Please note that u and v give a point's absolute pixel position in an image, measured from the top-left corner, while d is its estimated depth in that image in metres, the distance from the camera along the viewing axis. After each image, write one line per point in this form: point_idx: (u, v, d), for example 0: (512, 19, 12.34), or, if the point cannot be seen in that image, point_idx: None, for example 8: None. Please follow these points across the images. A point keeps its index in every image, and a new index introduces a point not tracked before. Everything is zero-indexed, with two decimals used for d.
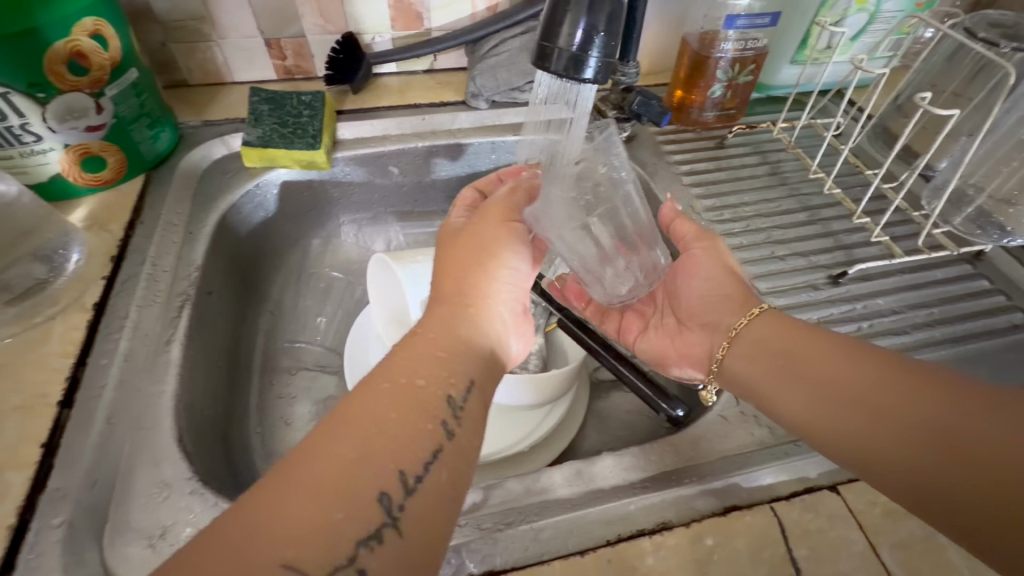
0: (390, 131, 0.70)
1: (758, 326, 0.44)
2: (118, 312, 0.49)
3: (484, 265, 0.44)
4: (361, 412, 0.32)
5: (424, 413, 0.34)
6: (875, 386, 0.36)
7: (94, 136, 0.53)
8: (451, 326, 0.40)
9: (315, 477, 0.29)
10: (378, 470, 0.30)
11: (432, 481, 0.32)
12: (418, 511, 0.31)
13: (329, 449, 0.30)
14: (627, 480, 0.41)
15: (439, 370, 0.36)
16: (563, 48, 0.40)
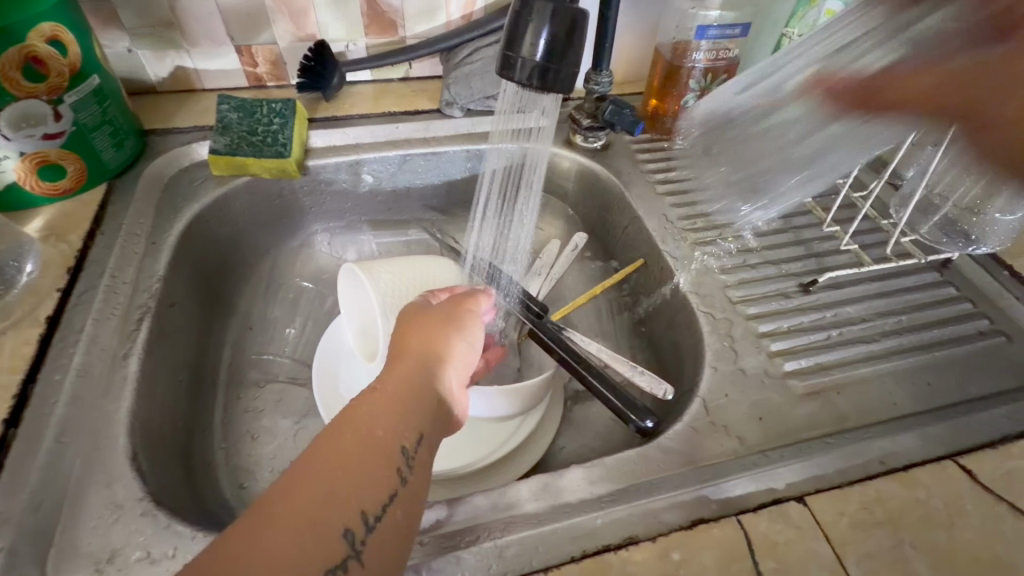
0: (363, 140, 0.69)
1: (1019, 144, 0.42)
2: (74, 327, 0.47)
3: (446, 329, 0.44)
4: (321, 458, 0.32)
5: (381, 460, 0.33)
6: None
7: (51, 144, 0.52)
8: (414, 379, 0.39)
9: (277, 526, 0.29)
10: (338, 514, 0.30)
11: (391, 525, 0.32)
12: (380, 545, 0.31)
13: (292, 496, 0.30)
14: (594, 494, 0.40)
15: (396, 421, 0.35)
16: (527, 58, 0.39)
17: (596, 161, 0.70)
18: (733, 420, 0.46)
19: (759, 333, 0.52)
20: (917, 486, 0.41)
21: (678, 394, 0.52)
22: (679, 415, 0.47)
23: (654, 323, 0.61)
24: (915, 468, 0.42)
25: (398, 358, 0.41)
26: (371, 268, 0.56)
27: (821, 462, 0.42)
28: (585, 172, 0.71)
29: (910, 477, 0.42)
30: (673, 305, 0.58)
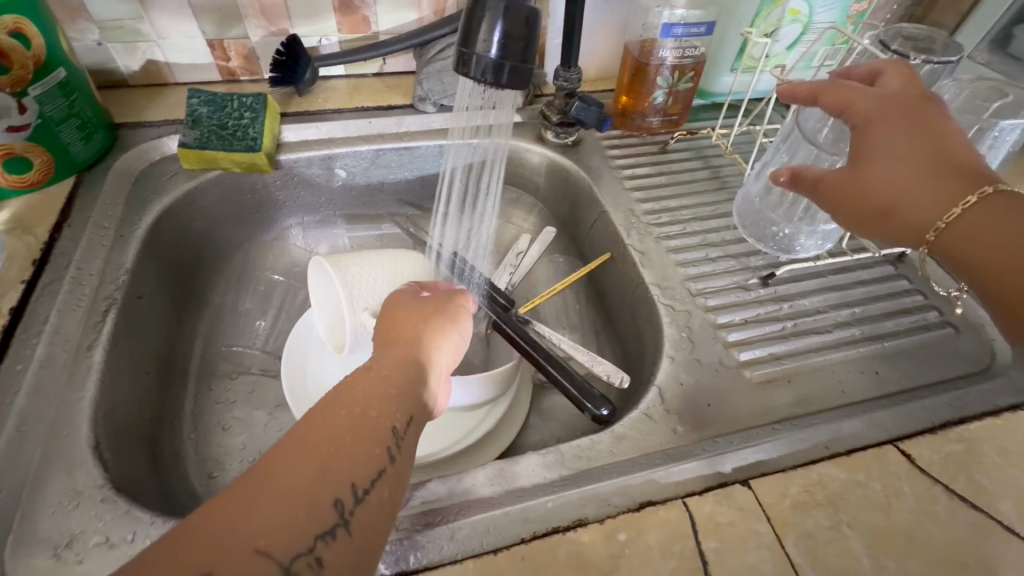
0: (335, 135, 0.70)
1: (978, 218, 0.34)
2: (39, 318, 0.48)
3: (434, 322, 0.45)
4: (315, 430, 0.33)
5: (372, 437, 0.34)
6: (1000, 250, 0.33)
7: (16, 136, 0.52)
8: (405, 365, 0.40)
9: (272, 490, 0.30)
10: (330, 484, 0.31)
11: (377, 500, 0.33)
12: (367, 517, 0.32)
13: (287, 462, 0.31)
14: (548, 478, 0.41)
15: (388, 402, 0.36)
16: (481, 55, 0.40)
17: (567, 156, 0.71)
18: (686, 408, 0.47)
19: (717, 324, 0.54)
20: (858, 469, 0.43)
21: (638, 383, 0.53)
22: (635, 403, 0.49)
23: (619, 316, 0.62)
24: (857, 452, 0.44)
25: (389, 346, 0.42)
26: (344, 260, 0.58)
27: (767, 448, 0.44)
28: (555, 167, 0.72)
29: (851, 461, 0.43)
30: (637, 298, 0.59)
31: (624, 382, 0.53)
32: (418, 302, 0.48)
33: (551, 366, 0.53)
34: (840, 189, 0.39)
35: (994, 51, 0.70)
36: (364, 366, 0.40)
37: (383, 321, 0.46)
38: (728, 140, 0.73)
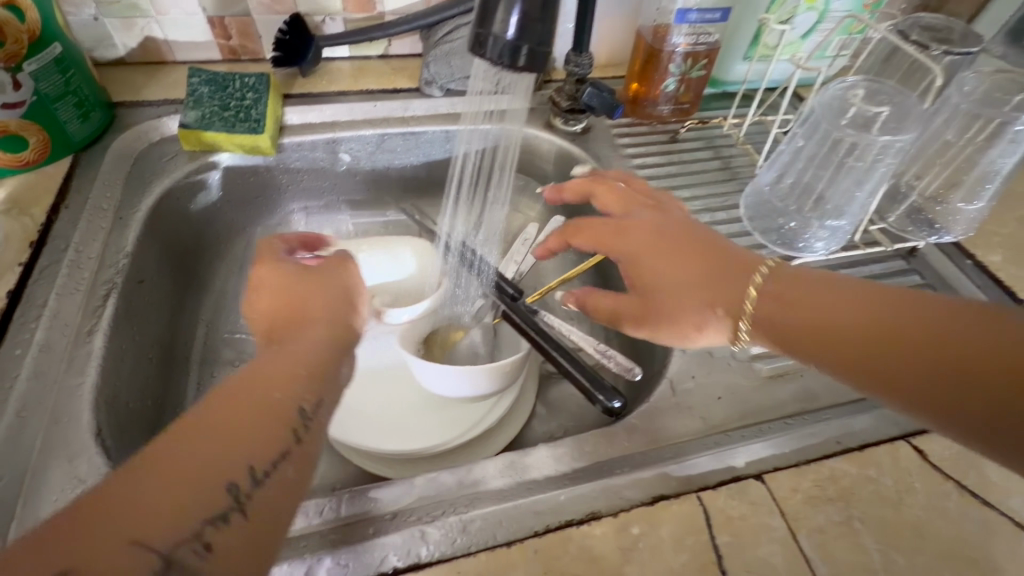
0: (340, 118, 0.68)
1: (769, 307, 0.37)
2: (37, 302, 0.47)
3: (337, 296, 0.41)
4: (215, 410, 0.30)
5: (273, 418, 0.32)
6: (838, 333, 0.33)
7: (11, 114, 0.50)
8: (312, 343, 0.37)
9: (163, 475, 0.27)
10: (221, 469, 0.29)
11: (279, 482, 0.31)
12: (269, 499, 0.30)
13: (180, 447, 0.28)
14: (559, 471, 0.41)
15: (293, 382, 0.33)
16: (498, 35, 0.39)
17: (576, 144, 0.70)
18: (698, 402, 0.47)
19: None
20: (870, 464, 0.43)
21: (649, 374, 0.53)
22: (646, 396, 0.48)
23: None
24: (869, 447, 0.44)
25: (294, 322, 0.38)
26: (362, 248, 0.60)
27: (779, 442, 0.44)
28: (564, 155, 0.71)
29: (863, 456, 0.43)
30: None
31: (638, 374, 0.52)
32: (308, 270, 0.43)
33: (560, 355, 0.52)
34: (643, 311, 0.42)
35: (1011, 44, 0.69)
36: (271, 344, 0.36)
37: (258, 293, 0.42)
38: (740, 131, 0.73)
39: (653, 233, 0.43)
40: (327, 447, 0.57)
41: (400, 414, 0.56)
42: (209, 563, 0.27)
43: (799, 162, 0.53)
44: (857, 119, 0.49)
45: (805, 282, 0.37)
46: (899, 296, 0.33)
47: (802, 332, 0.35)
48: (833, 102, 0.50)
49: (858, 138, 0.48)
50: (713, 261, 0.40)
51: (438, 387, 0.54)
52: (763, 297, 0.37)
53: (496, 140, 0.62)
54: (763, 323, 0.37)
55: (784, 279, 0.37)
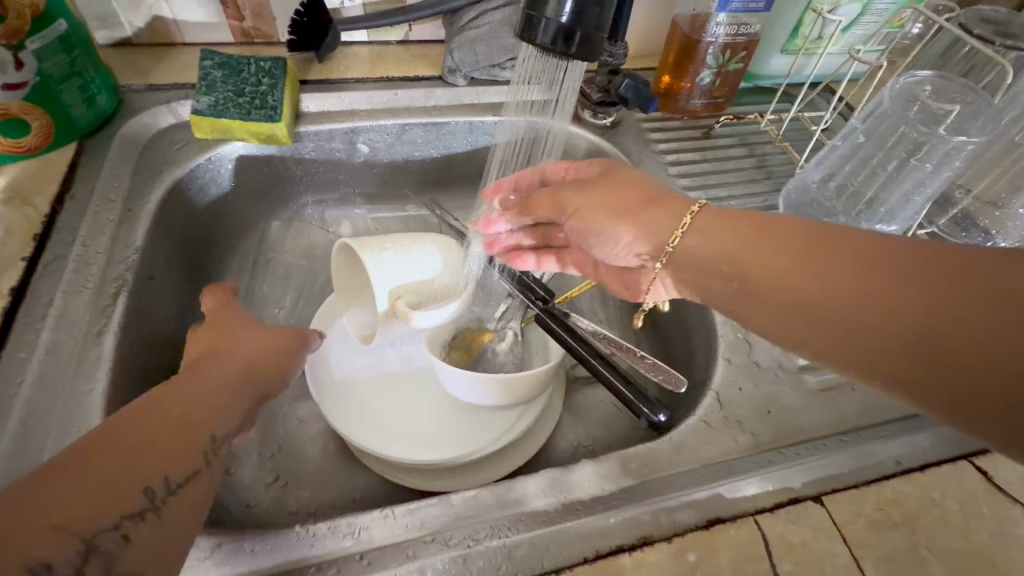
0: (359, 106, 0.65)
1: (694, 244, 0.40)
2: (41, 299, 0.43)
3: (261, 335, 0.45)
4: (143, 418, 0.33)
5: (192, 432, 0.34)
6: (755, 272, 0.37)
7: (13, 96, 0.46)
8: (231, 377, 0.40)
9: (83, 476, 0.29)
10: (144, 470, 0.31)
11: (191, 493, 0.33)
12: (181, 505, 0.32)
13: (104, 446, 0.30)
14: (605, 490, 0.38)
15: (212, 408, 0.37)
16: (551, 19, 0.36)
17: (605, 138, 0.67)
18: (748, 415, 0.44)
19: None
20: (933, 486, 0.40)
21: (691, 385, 0.50)
22: (690, 409, 0.46)
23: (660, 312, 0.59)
24: (931, 468, 0.41)
25: (208, 359, 0.41)
26: (382, 245, 0.51)
27: (836, 461, 0.41)
28: (593, 151, 0.67)
29: (926, 478, 0.41)
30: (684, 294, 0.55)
31: (684, 387, 0.46)
32: (231, 316, 0.46)
33: (614, 377, 0.48)
34: (589, 218, 0.44)
35: None
36: (182, 375, 0.39)
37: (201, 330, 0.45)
38: (778, 128, 0.70)
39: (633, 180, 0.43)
40: (347, 455, 0.54)
41: (424, 421, 0.53)
42: (126, 555, 0.29)
43: (852, 161, 0.51)
44: (922, 113, 0.47)
45: (734, 219, 0.39)
46: (860, 249, 0.33)
47: (720, 268, 0.39)
48: (901, 95, 0.48)
49: (926, 135, 0.46)
50: (652, 198, 0.42)
51: (463, 394, 0.51)
52: (691, 231, 0.40)
53: (534, 132, 0.59)
54: (687, 258, 0.41)
55: (714, 217, 0.40)
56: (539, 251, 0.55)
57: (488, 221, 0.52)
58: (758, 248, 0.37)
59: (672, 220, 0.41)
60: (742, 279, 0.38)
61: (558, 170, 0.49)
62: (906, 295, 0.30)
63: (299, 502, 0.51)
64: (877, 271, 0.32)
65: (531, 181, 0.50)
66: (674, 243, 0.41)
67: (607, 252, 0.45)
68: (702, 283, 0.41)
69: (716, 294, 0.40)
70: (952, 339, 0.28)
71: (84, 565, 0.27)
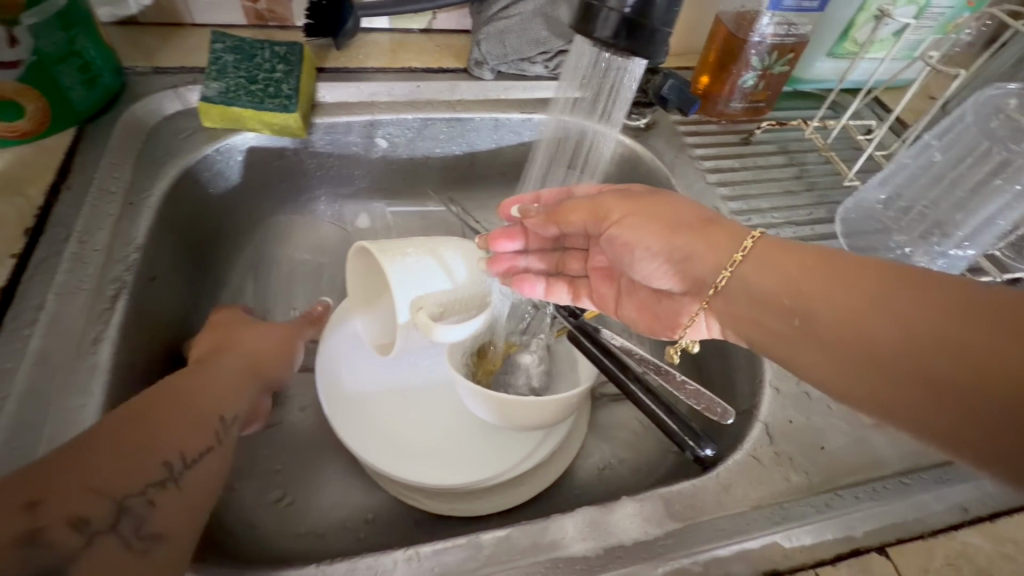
0: (379, 98, 0.60)
1: (750, 275, 0.36)
2: (31, 302, 0.39)
3: (260, 333, 0.48)
4: (160, 400, 0.35)
5: (204, 414, 0.36)
6: (817, 309, 0.32)
7: (6, 75, 0.42)
8: (235, 371, 0.42)
9: (114, 444, 0.30)
10: (164, 444, 0.32)
11: (204, 472, 0.34)
12: (198, 478, 0.33)
13: (127, 422, 0.32)
14: (650, 534, 0.35)
15: (219, 398, 0.38)
16: (613, 9, 0.32)
17: (637, 141, 0.63)
18: (799, 452, 0.40)
19: None
20: (1003, 539, 0.37)
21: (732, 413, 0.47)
22: (736, 441, 0.42)
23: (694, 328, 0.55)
24: (1002, 518, 0.38)
25: (215, 353, 0.43)
26: (403, 251, 0.47)
27: (900, 508, 0.38)
28: (625, 154, 0.63)
29: (997, 529, 0.37)
30: None
31: (731, 420, 0.42)
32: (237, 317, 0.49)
33: (652, 402, 0.44)
34: (632, 228, 0.40)
35: None
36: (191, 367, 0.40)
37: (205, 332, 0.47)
38: (822, 137, 0.66)
39: (684, 203, 0.40)
40: (357, 473, 0.50)
41: (442, 440, 0.49)
42: (154, 517, 0.30)
43: (923, 181, 0.48)
44: (1007, 126, 0.44)
45: (795, 251, 0.35)
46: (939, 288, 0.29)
47: (777, 304, 0.34)
48: (985, 107, 0.46)
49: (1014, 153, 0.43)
50: (706, 219, 0.39)
51: (484, 413, 0.47)
52: (748, 258, 0.36)
53: (582, 134, 0.54)
54: (738, 287, 0.37)
55: (774, 248, 0.36)
56: (552, 278, 0.51)
57: (498, 236, 0.49)
58: (822, 282, 0.33)
59: (721, 251, 0.37)
60: (802, 317, 0.33)
61: (585, 189, 0.49)
62: (1006, 347, 0.26)
63: (306, 524, 0.47)
64: (968, 317, 0.27)
65: (558, 196, 0.50)
66: (729, 269, 0.37)
67: (647, 267, 0.41)
68: (752, 319, 0.37)
69: (764, 330, 0.36)
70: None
71: (117, 523, 0.29)
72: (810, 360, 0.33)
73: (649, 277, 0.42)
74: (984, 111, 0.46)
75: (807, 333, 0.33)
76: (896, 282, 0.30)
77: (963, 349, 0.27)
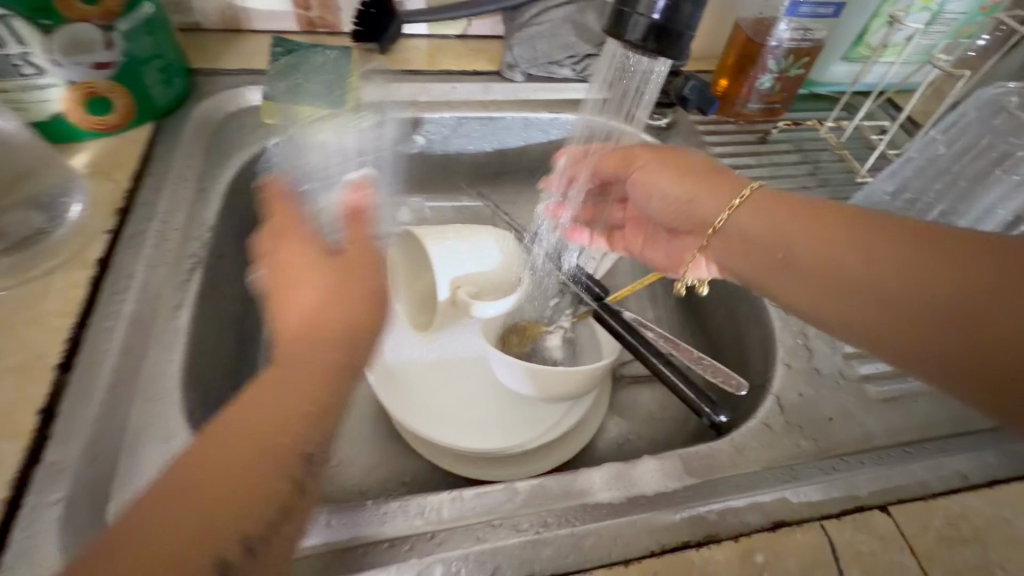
0: (418, 98, 0.65)
1: (744, 218, 0.41)
2: (124, 271, 0.44)
3: (324, 298, 0.34)
4: (211, 461, 0.27)
5: (274, 467, 0.28)
6: (798, 247, 0.38)
7: (101, 74, 0.48)
8: (315, 364, 0.32)
9: (146, 534, 0.25)
10: (215, 533, 0.26)
11: (274, 548, 0.28)
12: (270, 559, 0.28)
13: (170, 510, 0.26)
14: (670, 486, 0.39)
15: (292, 425, 0.30)
16: (643, 15, 0.36)
17: (659, 139, 0.67)
18: (809, 421, 0.44)
19: None
20: (1000, 503, 0.40)
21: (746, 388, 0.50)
22: (750, 411, 0.45)
23: (711, 313, 0.59)
24: (999, 485, 0.41)
25: (307, 327, 0.33)
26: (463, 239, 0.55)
27: (902, 472, 0.41)
28: None
29: (993, 494, 0.40)
30: (740, 297, 0.54)
31: (745, 390, 0.46)
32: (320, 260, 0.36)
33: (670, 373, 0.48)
34: (658, 175, 0.46)
35: None
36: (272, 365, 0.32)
37: (274, 271, 0.36)
38: (836, 137, 0.69)
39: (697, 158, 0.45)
40: (398, 438, 0.55)
41: (475, 410, 0.54)
42: None
43: (922, 173, 0.51)
44: (1008, 124, 0.47)
45: (785, 198, 0.40)
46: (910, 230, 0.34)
47: (765, 243, 0.40)
48: (988, 106, 0.48)
49: (1014, 146, 0.46)
50: (715, 170, 0.44)
51: (515, 383, 0.51)
52: (742, 205, 0.41)
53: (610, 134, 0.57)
54: (733, 229, 0.42)
55: (767, 196, 0.41)
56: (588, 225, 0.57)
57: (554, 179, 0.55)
58: (806, 224, 0.38)
59: (721, 199, 0.43)
60: (786, 254, 0.39)
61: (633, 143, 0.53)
62: (945, 284, 0.32)
63: (352, 481, 0.52)
64: (931, 257, 0.33)
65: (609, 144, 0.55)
66: (727, 211, 0.42)
67: (659, 208, 0.48)
68: (743, 255, 0.42)
69: (754, 265, 0.42)
70: (982, 326, 0.30)
71: None
72: (791, 289, 0.39)
73: (661, 218, 0.49)
74: (990, 107, 0.48)
75: (791, 267, 0.39)
76: (868, 224, 0.36)
77: (920, 281, 0.33)
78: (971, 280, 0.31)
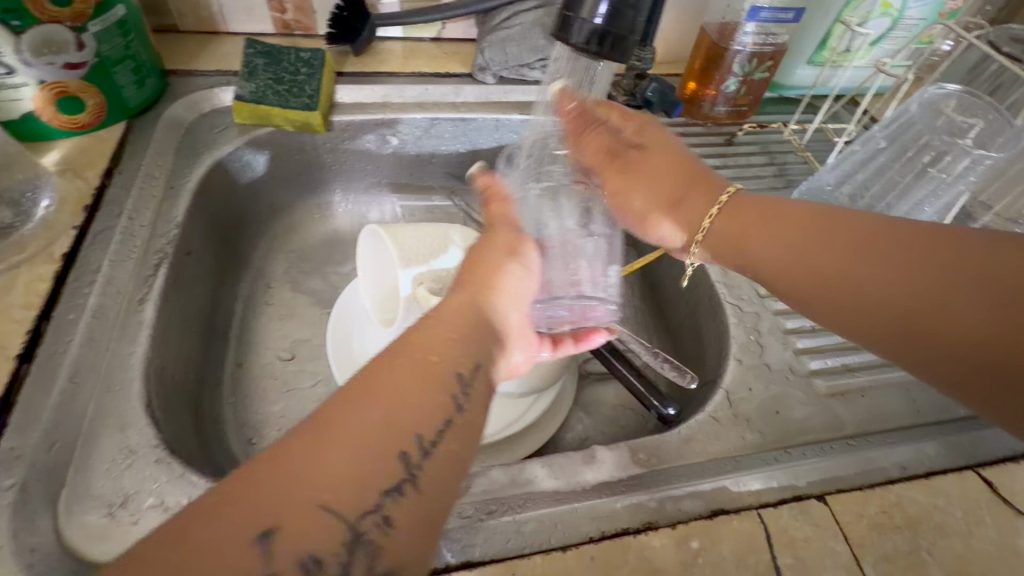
0: (391, 99, 0.67)
1: (725, 219, 0.42)
2: (89, 266, 0.46)
3: (492, 252, 0.40)
4: (371, 386, 0.30)
5: (433, 384, 0.31)
6: (776, 253, 0.39)
7: (72, 74, 0.49)
8: (467, 309, 0.36)
9: (315, 464, 0.26)
10: (394, 437, 0.28)
11: (446, 451, 0.30)
12: (437, 469, 0.29)
13: (331, 442, 0.27)
14: (614, 477, 0.40)
15: (452, 349, 0.33)
16: (586, 20, 0.38)
17: None
18: (756, 414, 0.45)
19: (786, 329, 0.50)
20: (936, 493, 0.41)
21: (700, 383, 0.51)
22: (700, 405, 0.46)
23: (674, 312, 0.60)
24: (937, 475, 0.42)
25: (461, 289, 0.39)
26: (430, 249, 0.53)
27: (841, 463, 0.42)
28: None
29: (931, 484, 0.42)
30: (699, 295, 0.55)
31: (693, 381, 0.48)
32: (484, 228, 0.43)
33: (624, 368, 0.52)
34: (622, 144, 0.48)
35: None
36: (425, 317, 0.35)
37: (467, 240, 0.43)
38: (801, 139, 0.70)
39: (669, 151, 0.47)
40: None
41: None
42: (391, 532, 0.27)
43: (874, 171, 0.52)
44: (945, 126, 0.49)
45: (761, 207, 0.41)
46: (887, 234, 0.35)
47: (750, 247, 0.41)
48: (927, 106, 0.50)
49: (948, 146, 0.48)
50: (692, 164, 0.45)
51: None
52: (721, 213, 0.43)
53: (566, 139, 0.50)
54: (716, 237, 0.43)
55: (747, 200, 0.42)
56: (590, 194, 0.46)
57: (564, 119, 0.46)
58: (783, 232, 0.39)
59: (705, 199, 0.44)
60: (771, 264, 0.40)
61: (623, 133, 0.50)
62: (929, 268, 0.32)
63: None
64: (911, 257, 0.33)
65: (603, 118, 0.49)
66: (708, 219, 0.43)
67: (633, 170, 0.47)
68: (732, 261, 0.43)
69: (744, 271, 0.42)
70: (964, 314, 0.31)
71: (350, 552, 0.26)
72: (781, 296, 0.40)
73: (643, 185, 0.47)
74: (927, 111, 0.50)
75: (777, 275, 0.39)
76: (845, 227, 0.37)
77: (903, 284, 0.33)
78: (946, 269, 0.32)
